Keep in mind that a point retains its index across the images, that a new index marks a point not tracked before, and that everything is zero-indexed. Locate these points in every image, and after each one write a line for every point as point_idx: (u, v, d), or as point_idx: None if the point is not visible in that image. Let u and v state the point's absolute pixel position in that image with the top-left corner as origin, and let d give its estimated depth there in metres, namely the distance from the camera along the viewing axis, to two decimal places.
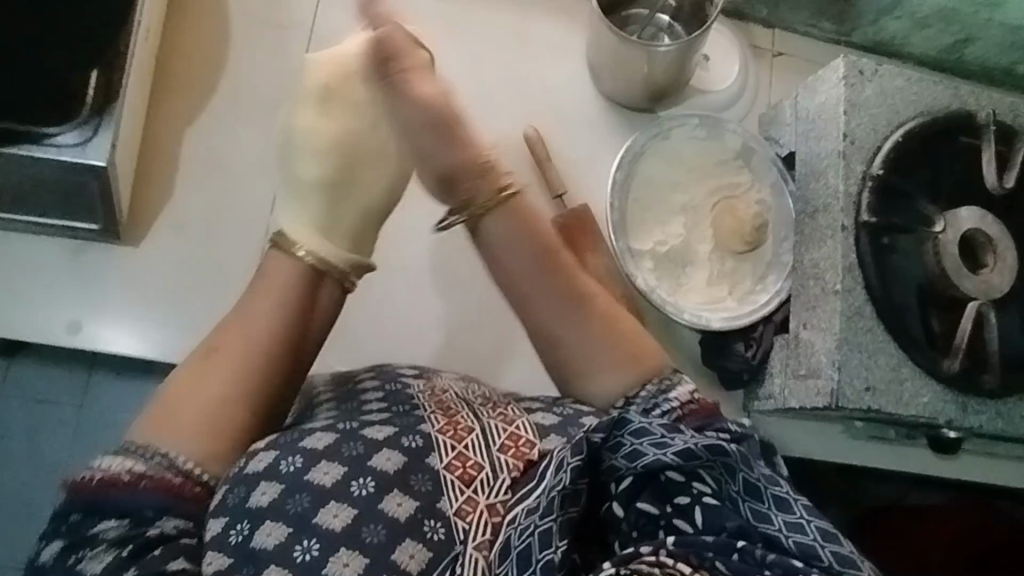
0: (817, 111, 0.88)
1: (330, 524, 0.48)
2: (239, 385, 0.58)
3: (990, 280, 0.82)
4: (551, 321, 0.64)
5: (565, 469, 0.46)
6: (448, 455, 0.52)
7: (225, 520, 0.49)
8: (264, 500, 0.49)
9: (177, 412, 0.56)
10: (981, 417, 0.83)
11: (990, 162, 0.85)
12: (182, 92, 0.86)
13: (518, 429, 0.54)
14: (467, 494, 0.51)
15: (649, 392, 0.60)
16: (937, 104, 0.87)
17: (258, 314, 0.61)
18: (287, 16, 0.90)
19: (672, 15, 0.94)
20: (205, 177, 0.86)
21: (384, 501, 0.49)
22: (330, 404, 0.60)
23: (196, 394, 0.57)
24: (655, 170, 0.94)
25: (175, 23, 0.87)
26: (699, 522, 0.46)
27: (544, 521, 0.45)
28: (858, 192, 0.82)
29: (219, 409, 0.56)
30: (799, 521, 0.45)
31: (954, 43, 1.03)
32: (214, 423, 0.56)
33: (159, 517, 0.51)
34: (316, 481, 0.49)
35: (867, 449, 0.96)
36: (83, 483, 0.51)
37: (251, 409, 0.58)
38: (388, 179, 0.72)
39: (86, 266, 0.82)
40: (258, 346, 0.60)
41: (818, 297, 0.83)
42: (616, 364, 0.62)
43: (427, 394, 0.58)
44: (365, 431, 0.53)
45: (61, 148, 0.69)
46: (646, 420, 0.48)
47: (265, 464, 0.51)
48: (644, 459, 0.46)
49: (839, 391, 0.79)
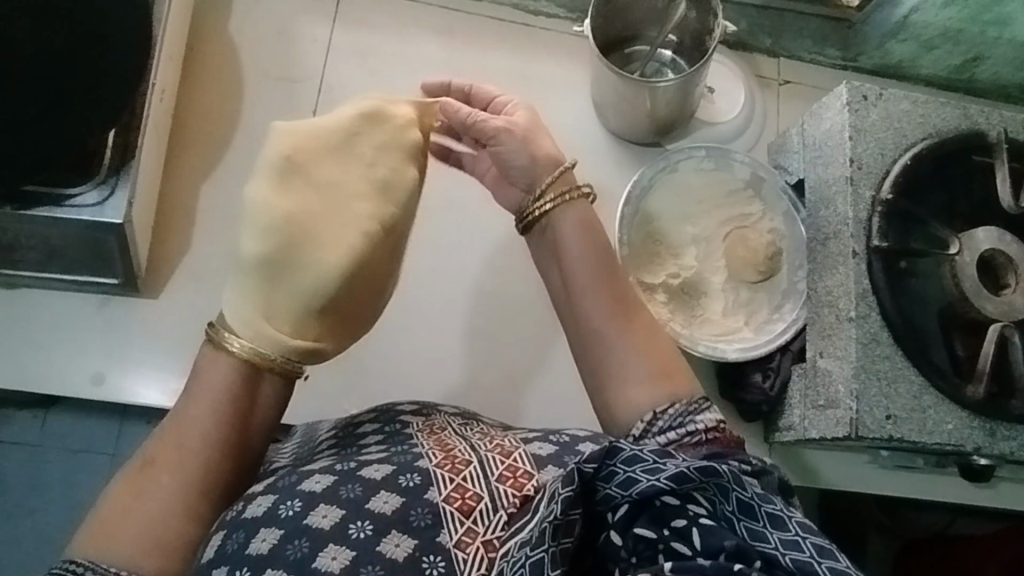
0: (823, 138, 0.88)
1: (328, 566, 0.48)
2: (176, 495, 0.59)
3: (1013, 301, 0.80)
4: (598, 322, 0.69)
5: (556, 499, 0.46)
6: (447, 488, 0.53)
7: (226, 568, 0.50)
8: (265, 548, 0.50)
9: (116, 526, 0.57)
10: (1012, 443, 0.80)
11: (1004, 180, 0.82)
12: (198, 147, 0.90)
13: (515, 461, 0.55)
14: (467, 525, 0.51)
15: (677, 410, 0.63)
16: (946, 125, 0.86)
17: (192, 421, 0.61)
18: (297, 70, 0.93)
19: (674, 50, 0.95)
20: (221, 227, 0.89)
21: (382, 543, 0.49)
22: (333, 446, 0.61)
23: (134, 511, 0.58)
24: (664, 204, 0.95)
25: (190, 81, 0.91)
26: (696, 544, 0.47)
27: (535, 552, 0.46)
28: (868, 218, 0.81)
29: (157, 525, 0.57)
30: (794, 539, 0.47)
31: (965, 61, 1.03)
32: (150, 540, 0.57)
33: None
34: (315, 524, 0.50)
35: (894, 478, 0.94)
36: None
37: (193, 520, 0.59)
38: (336, 262, 0.62)
39: (110, 319, 0.85)
40: (192, 455, 0.60)
41: (834, 324, 0.82)
42: (649, 375, 0.66)
43: (426, 432, 0.59)
44: (363, 471, 0.53)
45: (81, 208, 0.71)
46: (637, 446, 0.49)
47: (264, 509, 0.52)
48: (638, 486, 0.48)
49: (859, 421, 0.77)
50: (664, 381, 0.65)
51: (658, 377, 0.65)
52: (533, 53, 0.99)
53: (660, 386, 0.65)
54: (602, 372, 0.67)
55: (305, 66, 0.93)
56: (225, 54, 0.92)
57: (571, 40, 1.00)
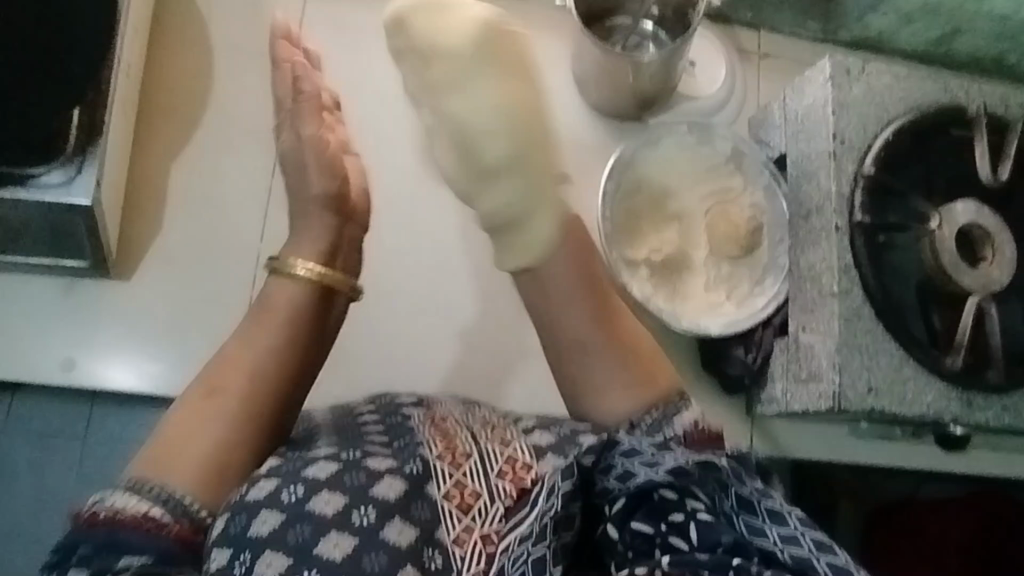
0: (805, 112, 0.87)
1: (330, 554, 0.47)
2: (242, 425, 0.59)
3: (990, 274, 0.82)
4: (582, 348, 0.71)
5: (557, 494, 0.47)
6: (446, 484, 0.53)
7: (228, 553, 0.47)
8: (264, 529, 0.47)
9: (176, 449, 0.56)
10: (987, 413, 0.82)
11: (983, 155, 0.84)
12: (168, 124, 0.86)
13: (514, 453, 0.56)
14: (465, 522, 0.51)
15: (653, 417, 0.62)
16: (926, 99, 0.86)
17: (252, 348, 0.63)
18: (271, 43, 0.90)
19: (656, 22, 0.94)
20: (193, 206, 0.86)
21: (385, 529, 0.49)
22: (327, 435, 0.59)
23: (194, 429, 0.58)
24: (646, 179, 0.94)
25: (157, 55, 0.87)
26: (694, 540, 0.46)
27: (538, 549, 0.46)
28: (850, 192, 0.82)
29: (224, 438, 0.58)
30: (793, 534, 0.47)
31: (943, 35, 1.03)
32: (215, 452, 0.57)
33: (132, 555, 0.48)
34: (317, 510, 0.48)
35: (872, 449, 0.96)
36: (91, 520, 0.50)
37: (255, 429, 0.59)
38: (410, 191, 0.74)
39: (79, 304, 0.82)
40: (258, 383, 0.61)
41: (817, 299, 0.82)
42: (630, 386, 0.66)
43: (428, 423, 0.58)
44: (368, 462, 0.52)
45: (46, 187, 0.69)
46: (635, 442, 0.50)
47: (265, 492, 0.49)
48: (636, 479, 0.48)
49: (841, 394, 0.78)
50: (644, 388, 0.66)
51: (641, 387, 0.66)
52: (513, 25, 0.96)
53: (642, 395, 0.65)
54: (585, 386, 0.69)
55: None
56: (195, 27, 0.89)
57: (553, 12, 0.98)
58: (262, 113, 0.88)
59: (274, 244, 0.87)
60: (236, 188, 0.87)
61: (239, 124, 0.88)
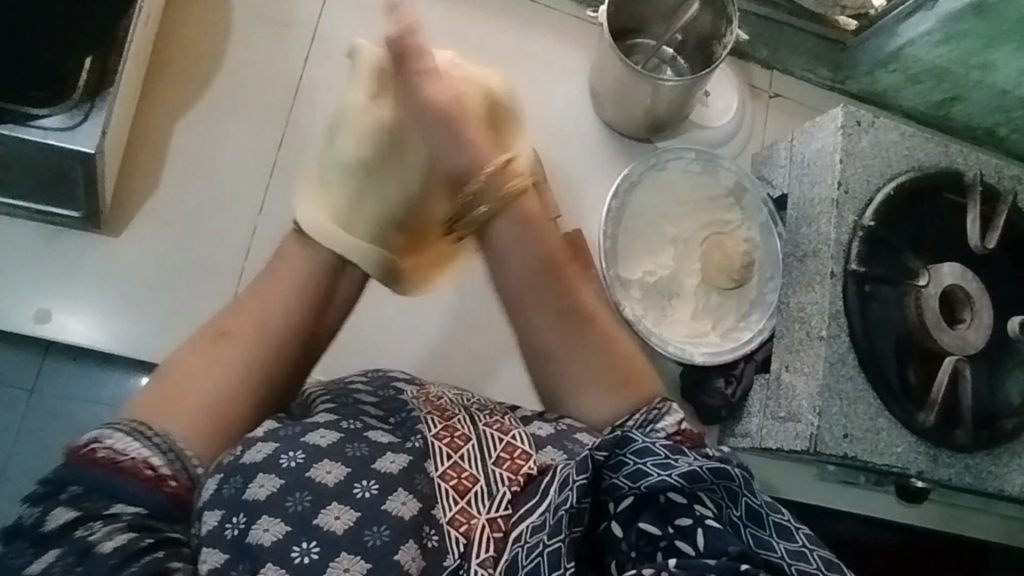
0: (812, 157, 0.89)
1: (331, 526, 0.46)
2: (252, 377, 0.59)
3: (966, 336, 0.84)
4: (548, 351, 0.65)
5: (571, 486, 0.46)
6: (444, 464, 0.51)
7: (220, 513, 0.48)
8: (262, 494, 0.48)
9: (183, 394, 0.56)
10: (949, 470, 0.86)
11: (973, 222, 0.85)
12: (177, 82, 0.84)
13: (513, 440, 0.54)
14: (461, 505, 0.49)
15: (637, 419, 0.59)
16: (928, 161, 0.89)
17: (272, 306, 0.63)
18: (294, 15, 0.88)
19: (676, 48, 0.95)
20: (193, 168, 0.84)
21: (388, 500, 0.48)
22: (323, 401, 0.58)
23: (208, 372, 0.57)
24: (649, 202, 0.94)
25: (176, 10, 0.85)
26: (700, 545, 0.44)
27: (552, 541, 0.45)
28: (848, 241, 0.84)
29: (232, 389, 0.57)
30: (801, 550, 0.45)
31: (944, 99, 1.07)
32: (231, 397, 0.57)
33: (127, 503, 0.48)
34: (317, 479, 0.48)
35: (836, 493, 0.98)
36: (87, 457, 0.49)
37: (264, 384, 0.59)
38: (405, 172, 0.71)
39: (63, 254, 0.80)
40: (281, 339, 0.61)
41: (803, 340, 0.85)
42: (610, 388, 0.62)
43: (421, 399, 0.57)
44: (367, 434, 0.52)
45: (46, 130, 0.66)
46: (650, 441, 0.49)
47: (263, 455, 0.50)
48: (648, 480, 0.47)
49: (818, 436, 0.80)
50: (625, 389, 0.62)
51: (617, 388, 0.62)
52: (537, 30, 0.96)
53: (618, 397, 0.62)
54: (555, 380, 0.64)
55: (302, 11, 0.89)
56: None
57: (579, 24, 0.98)
58: (275, 83, 0.87)
59: (272, 219, 0.85)
60: (240, 156, 0.85)
61: (251, 92, 0.86)
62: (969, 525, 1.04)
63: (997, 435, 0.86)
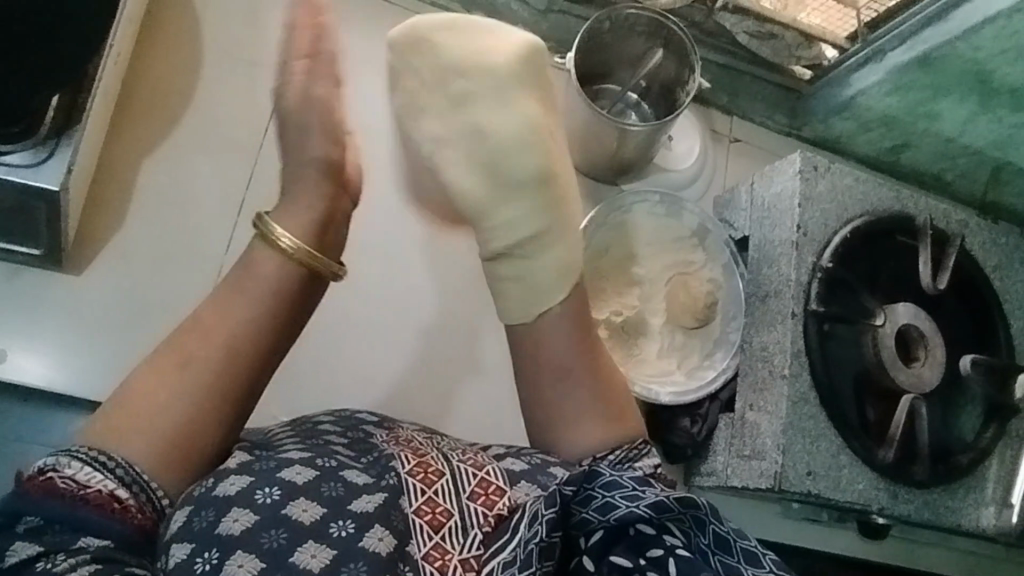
0: (772, 200, 0.92)
1: (307, 564, 0.46)
2: (203, 402, 0.57)
3: (922, 374, 0.86)
4: (552, 387, 0.68)
5: (541, 520, 0.47)
6: (418, 500, 0.52)
7: (191, 546, 0.46)
8: (237, 528, 0.47)
9: (134, 411, 0.55)
10: (909, 506, 0.87)
11: (926, 264, 0.88)
12: (145, 120, 0.84)
13: (487, 476, 0.56)
14: (435, 540, 0.50)
15: (619, 455, 0.63)
16: (881, 205, 0.92)
17: (228, 319, 0.61)
18: (263, 55, 0.89)
19: (640, 93, 0.97)
20: (159, 207, 0.83)
21: (365, 538, 0.48)
22: (291, 441, 0.57)
23: (160, 396, 0.56)
24: (615, 243, 0.96)
25: (145, 48, 0.85)
26: (673, 573, 0.44)
27: (524, 574, 0.46)
28: (808, 282, 0.86)
29: (191, 419, 0.56)
30: (769, 575, 0.46)
31: (894, 146, 1.11)
32: (179, 428, 0.56)
33: (92, 537, 0.48)
34: (294, 516, 0.48)
35: (802, 530, 0.99)
36: (45, 486, 0.49)
37: (220, 410, 0.58)
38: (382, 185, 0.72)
39: (20, 292, 0.79)
40: (237, 358, 0.60)
41: (766, 379, 0.86)
42: (600, 424, 0.66)
43: (392, 440, 0.58)
44: (344, 473, 0.52)
45: (10, 167, 0.65)
46: (617, 474, 0.50)
47: (237, 488, 0.49)
48: (616, 512, 0.47)
49: (782, 474, 0.81)
50: (615, 421, 0.67)
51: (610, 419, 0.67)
52: None
53: (605, 426, 0.66)
54: (553, 416, 0.68)
55: (273, 52, 0.89)
56: (190, 26, 0.87)
57: None
58: (244, 122, 0.87)
59: (238, 257, 0.85)
60: (208, 195, 0.85)
61: (220, 131, 0.86)
62: (930, 559, 1.06)
63: (953, 470, 0.88)
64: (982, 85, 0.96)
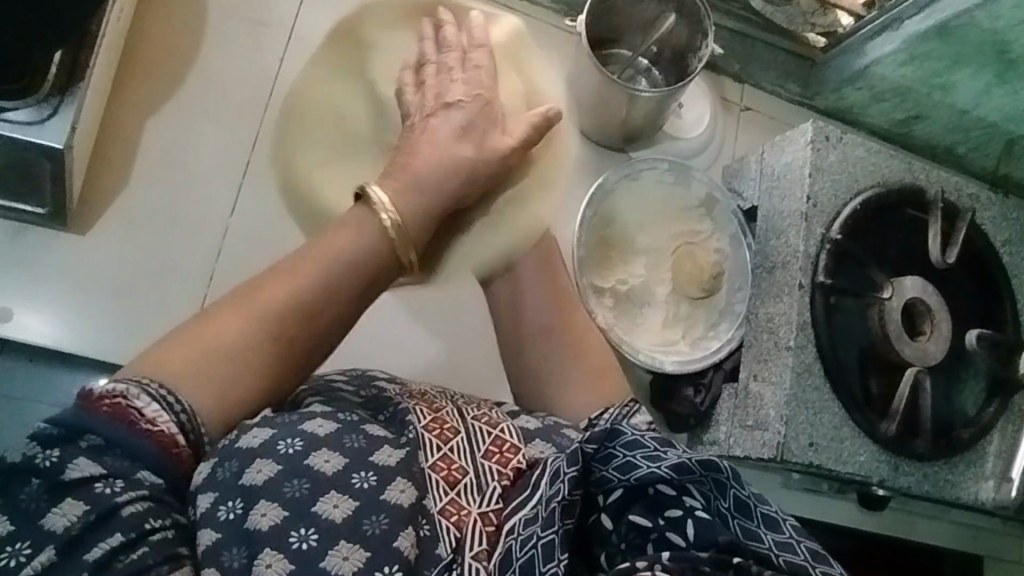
0: (783, 170, 0.91)
1: (330, 514, 0.46)
2: (254, 361, 0.52)
3: (926, 348, 0.86)
4: (545, 345, 0.81)
5: (562, 479, 0.47)
6: (434, 456, 0.52)
7: (213, 495, 0.47)
8: (260, 478, 0.47)
9: (191, 349, 0.50)
10: (909, 479, 0.88)
11: (936, 238, 0.87)
12: (149, 79, 0.83)
13: (502, 434, 0.56)
14: (451, 495, 0.51)
15: (614, 413, 0.64)
16: (893, 177, 0.91)
17: (303, 283, 0.54)
18: (269, 14, 0.88)
19: (651, 59, 0.96)
20: (165, 166, 0.83)
21: (386, 490, 0.48)
22: (307, 393, 0.58)
23: (224, 337, 0.51)
24: (623, 210, 0.95)
25: (150, 4, 0.84)
26: (690, 536, 0.44)
27: (546, 534, 0.46)
28: (816, 253, 0.86)
29: (247, 370, 0.51)
30: (788, 541, 0.44)
31: (907, 117, 1.10)
32: (233, 380, 0.50)
33: (147, 472, 0.47)
34: (316, 466, 0.47)
35: (800, 500, 1.00)
36: (112, 412, 0.45)
37: (280, 374, 0.53)
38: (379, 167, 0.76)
39: (25, 251, 0.78)
40: (306, 319, 0.54)
41: (772, 350, 0.86)
42: (584, 383, 0.76)
43: (407, 395, 0.58)
44: (362, 425, 0.52)
45: (13, 123, 0.64)
46: (639, 433, 0.49)
47: (260, 440, 0.48)
48: (638, 471, 0.47)
49: (784, 445, 0.81)
50: (598, 384, 0.76)
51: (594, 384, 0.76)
52: None
53: (595, 390, 0.75)
54: (542, 373, 0.80)
55: (279, 11, 0.88)
56: None
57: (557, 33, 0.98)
58: (250, 82, 0.86)
59: (244, 219, 0.84)
60: (215, 157, 0.84)
61: (226, 90, 0.85)
62: (924, 531, 1.06)
63: (954, 445, 0.89)
64: (1000, 56, 0.94)
